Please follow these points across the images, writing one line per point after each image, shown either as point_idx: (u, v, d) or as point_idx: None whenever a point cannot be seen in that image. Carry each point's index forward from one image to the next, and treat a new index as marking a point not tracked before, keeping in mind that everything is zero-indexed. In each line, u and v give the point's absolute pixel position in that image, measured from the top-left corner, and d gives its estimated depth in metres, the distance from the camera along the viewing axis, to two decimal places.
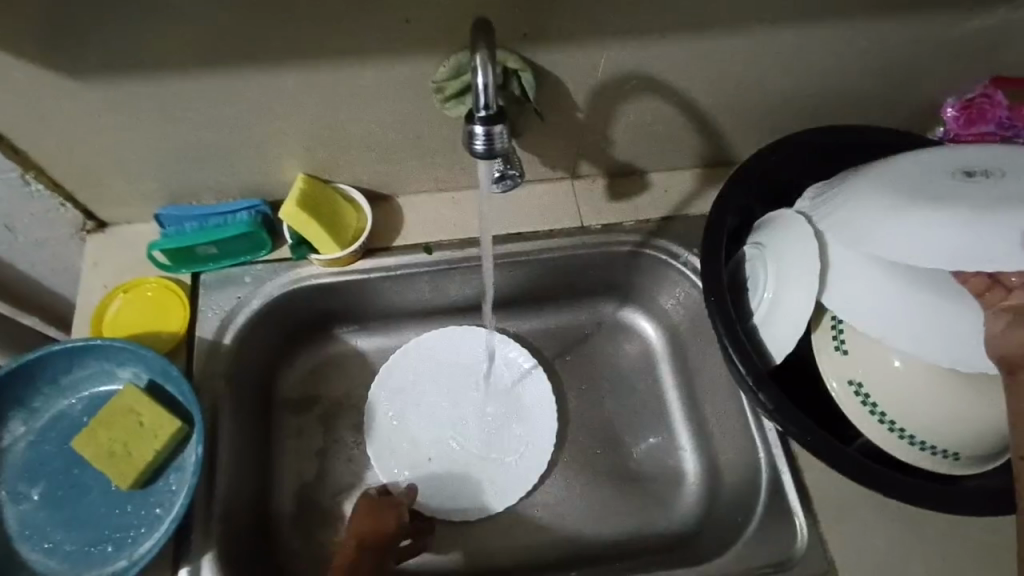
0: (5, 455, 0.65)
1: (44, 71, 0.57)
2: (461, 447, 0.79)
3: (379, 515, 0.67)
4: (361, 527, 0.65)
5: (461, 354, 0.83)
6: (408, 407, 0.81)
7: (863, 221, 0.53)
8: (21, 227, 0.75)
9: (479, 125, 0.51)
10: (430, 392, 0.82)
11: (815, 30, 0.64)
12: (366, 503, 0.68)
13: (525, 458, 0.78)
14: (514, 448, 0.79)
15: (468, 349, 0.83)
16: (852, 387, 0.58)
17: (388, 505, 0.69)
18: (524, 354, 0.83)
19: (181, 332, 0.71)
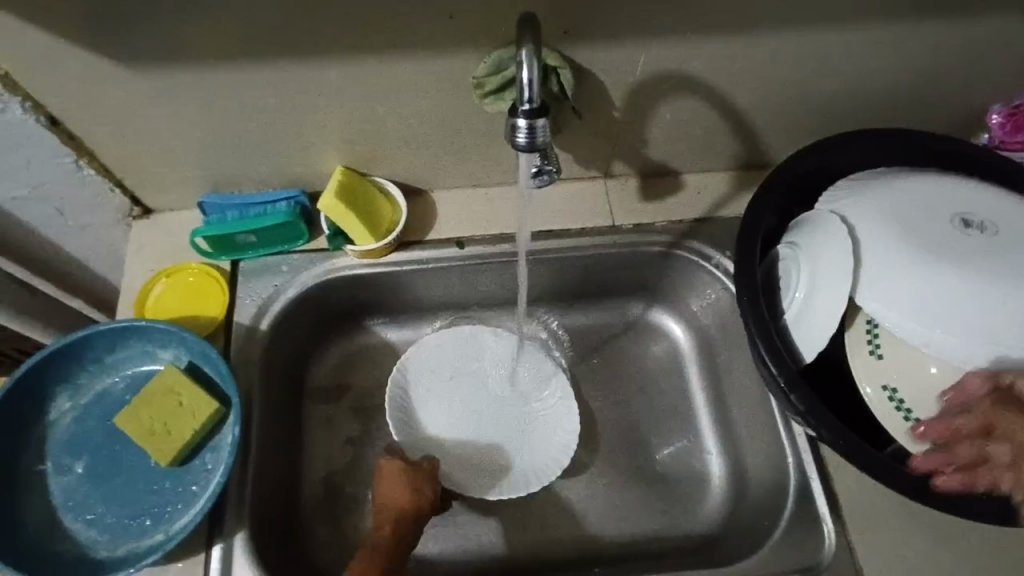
0: (51, 429, 0.67)
1: (103, 60, 0.59)
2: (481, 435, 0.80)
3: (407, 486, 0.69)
4: (392, 499, 0.68)
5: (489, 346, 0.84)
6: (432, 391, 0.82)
7: (888, 252, 0.56)
8: (72, 212, 0.77)
9: (523, 118, 0.52)
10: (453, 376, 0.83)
11: (858, 32, 0.64)
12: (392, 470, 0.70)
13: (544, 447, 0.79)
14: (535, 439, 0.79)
15: (492, 350, 0.84)
16: (886, 392, 0.58)
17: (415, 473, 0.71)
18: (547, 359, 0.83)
19: (219, 316, 0.73)
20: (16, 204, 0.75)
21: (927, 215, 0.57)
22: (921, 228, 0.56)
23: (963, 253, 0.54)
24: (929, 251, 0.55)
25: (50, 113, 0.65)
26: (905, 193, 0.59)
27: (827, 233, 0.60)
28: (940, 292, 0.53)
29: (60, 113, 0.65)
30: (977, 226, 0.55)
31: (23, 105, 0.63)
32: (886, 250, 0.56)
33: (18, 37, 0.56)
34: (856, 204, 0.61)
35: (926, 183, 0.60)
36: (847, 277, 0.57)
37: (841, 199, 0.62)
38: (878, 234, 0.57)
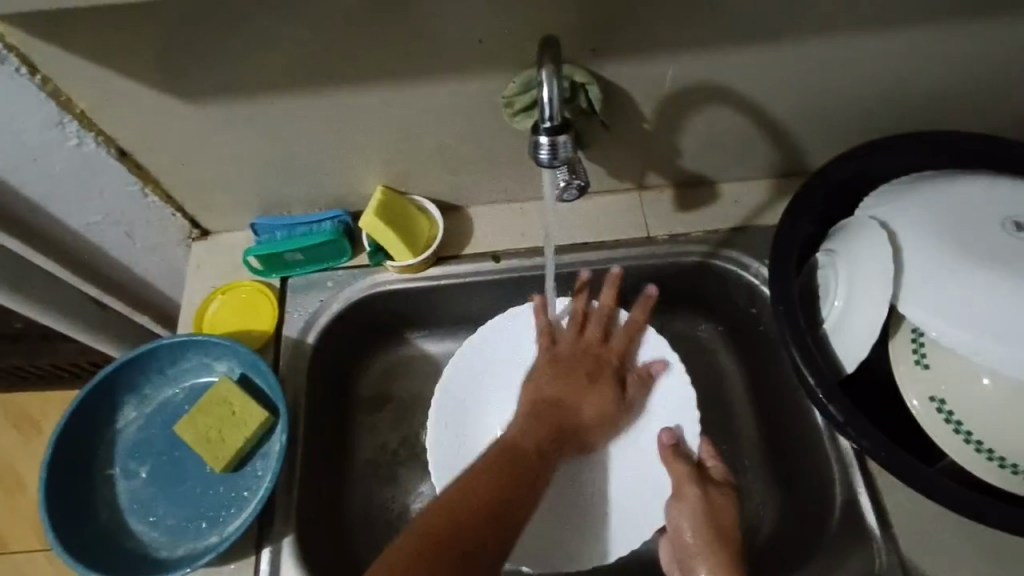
0: (119, 436, 0.73)
1: (164, 98, 0.65)
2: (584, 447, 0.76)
3: (596, 386, 0.74)
4: (541, 378, 0.74)
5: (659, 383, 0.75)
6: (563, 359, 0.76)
7: (931, 259, 0.54)
8: (139, 235, 0.84)
9: (545, 135, 0.53)
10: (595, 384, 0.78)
11: (894, 36, 0.62)
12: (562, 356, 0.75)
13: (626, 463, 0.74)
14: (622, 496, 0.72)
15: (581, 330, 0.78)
16: (934, 404, 0.55)
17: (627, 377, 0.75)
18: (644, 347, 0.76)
19: (269, 330, 0.77)
20: (90, 229, 0.81)
21: (972, 219, 0.55)
22: (965, 233, 0.54)
23: (1012, 256, 0.51)
24: (974, 258, 0.52)
25: (119, 146, 0.71)
26: (948, 199, 0.57)
27: (867, 239, 0.59)
28: (989, 300, 0.50)
29: (128, 145, 0.71)
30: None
31: (96, 139, 0.69)
32: (929, 257, 0.54)
33: (92, 80, 0.62)
34: (897, 210, 0.59)
35: (972, 187, 0.57)
36: (889, 283, 0.56)
37: (882, 205, 0.61)
38: (920, 241, 0.56)
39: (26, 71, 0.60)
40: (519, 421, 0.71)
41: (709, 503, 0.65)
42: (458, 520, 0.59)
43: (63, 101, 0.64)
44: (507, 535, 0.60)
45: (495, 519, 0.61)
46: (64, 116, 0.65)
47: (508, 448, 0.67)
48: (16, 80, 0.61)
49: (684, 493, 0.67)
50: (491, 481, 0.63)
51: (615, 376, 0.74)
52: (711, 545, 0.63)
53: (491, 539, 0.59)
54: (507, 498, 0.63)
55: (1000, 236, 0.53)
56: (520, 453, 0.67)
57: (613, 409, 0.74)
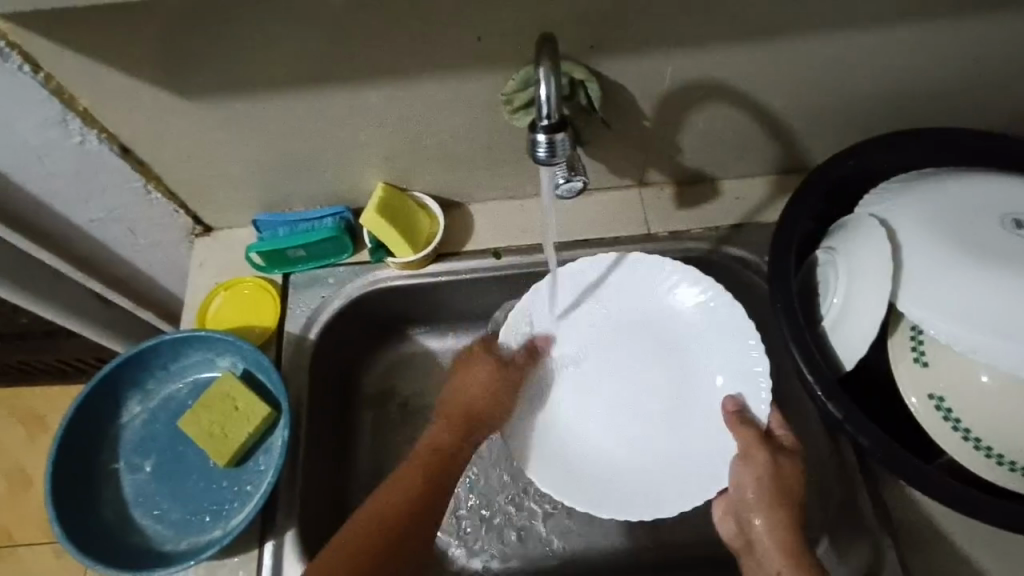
0: (124, 431, 0.73)
1: (166, 96, 0.65)
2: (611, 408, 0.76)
3: (499, 377, 0.74)
4: (461, 381, 0.74)
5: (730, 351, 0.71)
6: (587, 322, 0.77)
7: (930, 257, 0.54)
8: (142, 232, 0.84)
9: (541, 133, 0.53)
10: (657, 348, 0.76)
11: (895, 32, 0.62)
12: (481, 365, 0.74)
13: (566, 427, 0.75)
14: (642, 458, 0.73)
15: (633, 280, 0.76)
16: (933, 401, 0.55)
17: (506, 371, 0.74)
18: (710, 293, 0.72)
19: (271, 326, 0.78)
20: (93, 225, 0.82)
21: (970, 216, 0.55)
22: (963, 231, 0.54)
23: (1010, 254, 0.51)
24: (972, 254, 0.52)
25: (122, 143, 0.71)
26: (947, 196, 0.57)
27: (867, 237, 0.59)
28: (987, 297, 0.51)
29: (130, 143, 0.71)
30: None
31: (99, 137, 0.70)
32: (928, 255, 0.54)
33: (94, 78, 0.62)
34: (895, 207, 0.59)
35: (972, 184, 0.57)
36: (887, 280, 0.56)
37: (881, 202, 0.61)
38: (919, 239, 0.56)
39: (28, 69, 0.61)
40: (443, 425, 0.72)
41: (776, 470, 0.63)
42: (373, 542, 0.62)
43: (66, 98, 0.65)
44: (409, 550, 0.64)
45: (400, 536, 0.63)
46: (66, 114, 0.66)
47: (427, 453, 0.69)
48: (19, 78, 0.61)
49: (752, 457, 0.64)
50: (401, 496, 0.65)
51: (489, 358, 0.74)
52: (773, 503, 0.62)
53: (399, 554, 0.63)
54: (417, 514, 0.65)
55: (999, 233, 0.53)
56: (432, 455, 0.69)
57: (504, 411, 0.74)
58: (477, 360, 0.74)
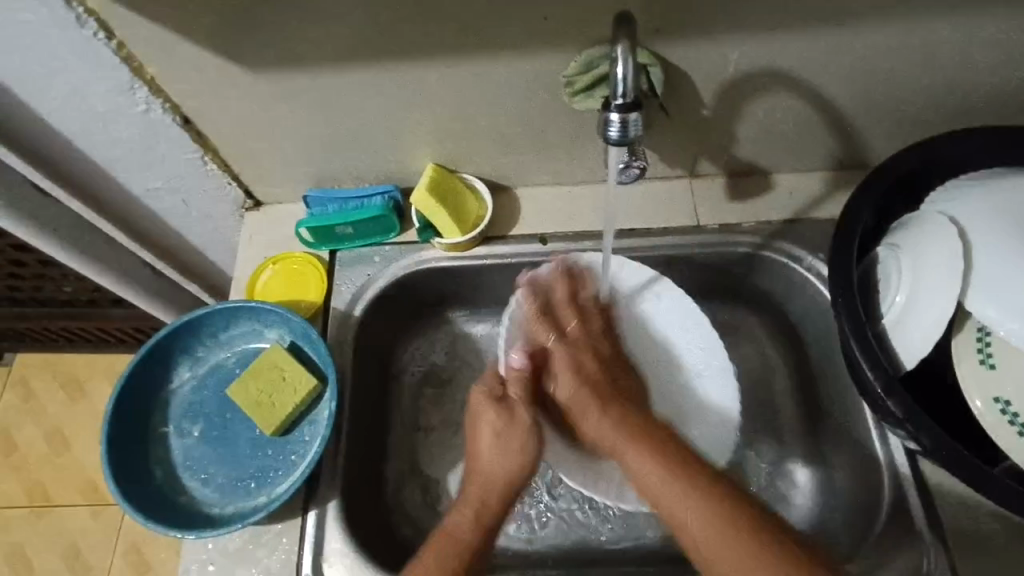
0: (174, 396, 0.75)
1: (230, 67, 0.66)
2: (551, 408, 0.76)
3: (511, 435, 0.71)
4: (482, 459, 0.71)
5: (709, 389, 0.74)
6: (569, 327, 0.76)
7: (1003, 255, 0.52)
8: (195, 203, 0.86)
9: (615, 112, 0.53)
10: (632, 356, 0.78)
11: (973, 23, 0.60)
12: (491, 425, 0.71)
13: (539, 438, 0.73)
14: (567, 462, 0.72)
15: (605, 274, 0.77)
16: (998, 405, 0.53)
17: (515, 419, 0.71)
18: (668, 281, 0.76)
19: (318, 301, 0.79)
20: (149, 195, 0.84)
21: None
22: None
23: None
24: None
25: (184, 113, 0.72)
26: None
27: (935, 235, 0.57)
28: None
29: (192, 113, 0.72)
30: None
31: (162, 106, 0.71)
32: (1001, 253, 0.53)
33: (164, 47, 0.64)
34: (965, 205, 0.57)
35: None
36: (956, 280, 0.54)
37: (950, 199, 0.59)
38: (992, 237, 0.54)
39: (103, 36, 0.62)
40: (463, 507, 0.68)
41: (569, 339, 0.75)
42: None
43: (135, 66, 0.66)
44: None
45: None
46: (134, 82, 0.67)
47: (445, 546, 0.64)
48: (92, 44, 0.62)
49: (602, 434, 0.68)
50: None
51: (495, 404, 0.71)
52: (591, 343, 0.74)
53: None
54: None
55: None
56: (455, 532, 0.66)
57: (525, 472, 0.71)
58: (486, 435, 0.71)
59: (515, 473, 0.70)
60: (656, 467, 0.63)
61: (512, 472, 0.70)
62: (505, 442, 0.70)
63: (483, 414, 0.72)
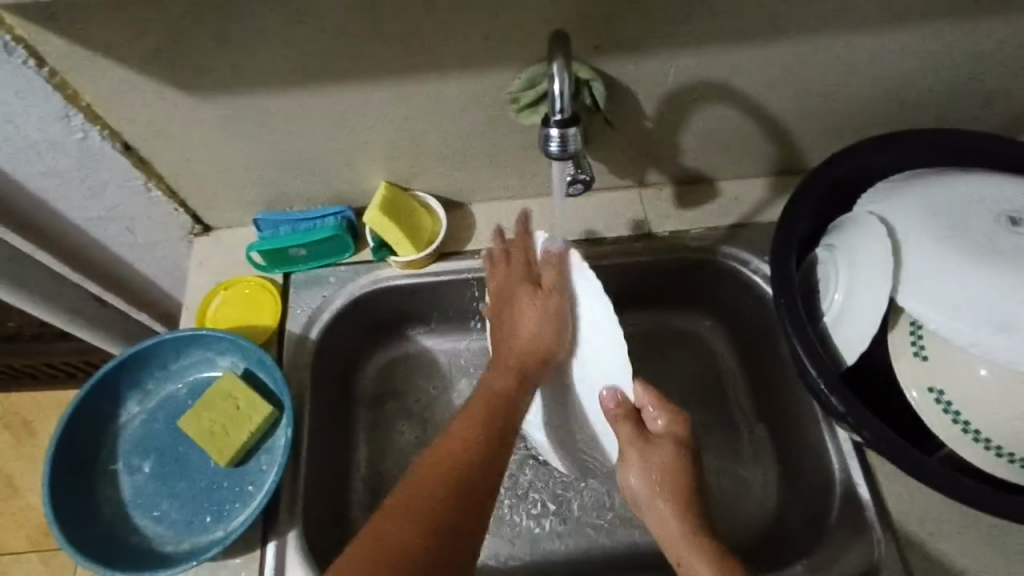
0: (122, 431, 0.73)
1: (170, 92, 0.65)
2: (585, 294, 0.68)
3: (528, 308, 0.69)
4: (515, 329, 0.69)
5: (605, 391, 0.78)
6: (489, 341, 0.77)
7: (929, 256, 0.55)
8: (141, 231, 0.84)
9: (554, 128, 0.54)
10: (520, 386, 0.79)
11: (889, 35, 0.64)
12: (529, 298, 0.69)
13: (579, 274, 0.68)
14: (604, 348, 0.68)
15: None
16: (932, 394, 0.56)
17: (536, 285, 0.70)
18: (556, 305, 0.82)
19: (272, 326, 0.77)
20: (92, 224, 0.81)
21: (964, 216, 0.56)
22: (959, 230, 0.55)
23: (1000, 253, 0.53)
24: (969, 249, 0.53)
25: (124, 140, 0.71)
26: (947, 193, 0.58)
27: (868, 236, 0.60)
28: (983, 292, 0.52)
29: (133, 140, 0.71)
30: (1008, 229, 0.54)
31: (101, 133, 0.69)
32: (929, 253, 0.55)
33: (100, 74, 0.62)
34: (892, 208, 0.60)
35: (970, 182, 0.58)
36: (886, 277, 0.57)
37: (879, 202, 0.62)
38: (918, 238, 0.57)
39: (33, 63, 0.61)
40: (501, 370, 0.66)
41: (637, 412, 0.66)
42: (452, 491, 0.54)
43: (69, 94, 0.64)
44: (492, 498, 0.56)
45: (490, 487, 0.56)
46: (69, 109, 0.66)
47: (479, 407, 0.62)
48: (22, 72, 0.61)
49: (626, 454, 0.64)
50: (474, 441, 0.58)
51: (527, 282, 0.70)
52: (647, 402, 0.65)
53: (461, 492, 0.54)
54: (484, 464, 0.57)
55: (995, 229, 0.54)
56: (489, 400, 0.63)
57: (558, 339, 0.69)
58: (524, 307, 0.69)
59: (541, 345, 0.68)
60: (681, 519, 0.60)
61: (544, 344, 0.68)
62: (541, 314, 0.69)
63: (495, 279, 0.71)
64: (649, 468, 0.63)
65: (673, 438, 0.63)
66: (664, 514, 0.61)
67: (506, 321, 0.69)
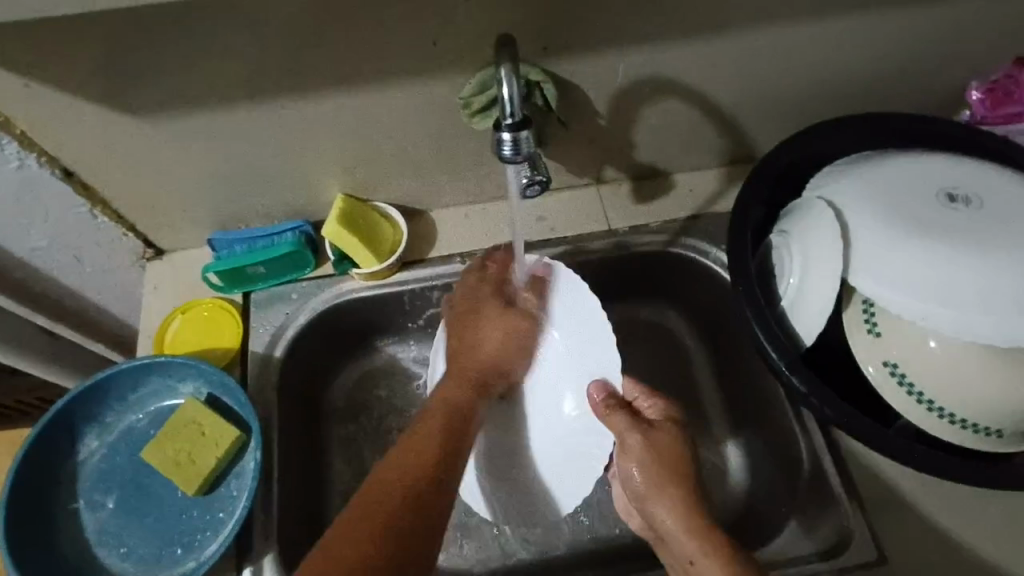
0: (82, 467, 0.70)
1: (111, 114, 0.63)
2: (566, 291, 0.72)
3: (491, 323, 0.72)
4: (478, 346, 0.71)
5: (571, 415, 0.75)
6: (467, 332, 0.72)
7: (877, 236, 0.57)
8: (89, 258, 0.81)
9: (507, 131, 0.54)
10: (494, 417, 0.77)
11: (825, 25, 0.66)
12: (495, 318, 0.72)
13: (564, 284, 0.73)
14: (585, 350, 0.73)
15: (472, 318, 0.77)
16: (888, 368, 0.59)
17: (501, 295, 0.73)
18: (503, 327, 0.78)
19: (234, 347, 0.76)
20: (36, 255, 0.78)
21: (907, 196, 0.58)
22: (903, 209, 0.58)
23: (940, 230, 0.55)
24: (912, 229, 0.56)
25: (64, 166, 0.68)
26: (889, 176, 0.61)
27: (819, 219, 0.61)
28: (930, 268, 0.54)
29: (73, 165, 0.68)
30: (945, 207, 0.57)
31: (39, 160, 0.66)
32: (877, 232, 0.57)
33: (32, 98, 0.60)
34: (840, 190, 0.62)
35: (911, 164, 0.61)
36: (837, 259, 0.59)
37: (826, 184, 0.64)
38: (866, 219, 0.59)
39: None
40: (454, 382, 0.68)
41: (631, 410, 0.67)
42: (406, 503, 0.55)
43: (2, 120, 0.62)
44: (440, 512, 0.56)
45: (438, 491, 0.57)
46: (3, 136, 0.63)
47: (437, 417, 0.64)
48: None
49: (628, 445, 0.64)
50: (434, 438, 0.61)
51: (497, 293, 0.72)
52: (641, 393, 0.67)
53: (421, 509, 0.55)
54: (434, 480, 0.58)
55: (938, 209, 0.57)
56: (451, 410, 0.65)
57: (518, 352, 0.74)
58: (493, 317, 0.72)
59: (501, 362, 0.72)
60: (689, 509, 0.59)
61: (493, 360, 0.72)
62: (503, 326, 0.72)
63: (462, 289, 0.73)
64: (651, 453, 0.62)
65: (669, 420, 0.65)
66: (668, 504, 0.60)
67: (461, 332, 0.71)
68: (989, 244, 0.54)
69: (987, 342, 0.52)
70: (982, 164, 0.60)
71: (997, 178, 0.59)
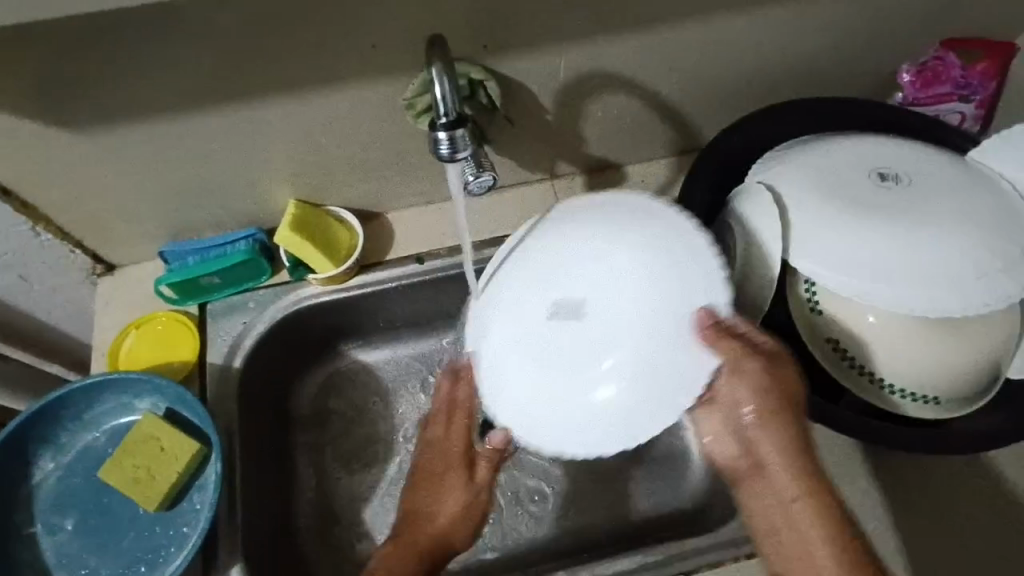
0: (38, 490, 0.68)
1: (45, 130, 0.61)
2: (653, 237, 0.55)
3: (449, 484, 0.64)
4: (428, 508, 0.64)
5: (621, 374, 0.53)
6: (429, 488, 0.64)
7: (816, 217, 0.59)
8: (36, 277, 0.79)
9: (442, 131, 0.54)
10: (515, 339, 0.56)
11: (757, 16, 0.68)
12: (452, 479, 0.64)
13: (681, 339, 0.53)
14: (658, 327, 0.53)
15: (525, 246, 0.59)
16: (831, 345, 0.61)
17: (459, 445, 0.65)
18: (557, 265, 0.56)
19: (192, 359, 0.75)
20: None
21: (842, 178, 0.60)
22: (839, 191, 0.60)
23: (874, 210, 0.57)
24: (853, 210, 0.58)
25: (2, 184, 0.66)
26: (827, 159, 0.62)
27: (761, 203, 0.62)
28: (869, 248, 0.56)
29: (11, 182, 0.67)
30: (878, 187, 0.59)
31: None
32: (818, 215, 0.59)
33: None
34: (780, 174, 0.63)
35: (847, 147, 0.63)
36: (778, 241, 0.60)
37: (767, 169, 0.65)
38: (805, 202, 0.60)
39: None
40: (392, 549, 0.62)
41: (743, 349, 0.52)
42: None
43: None
44: None
45: None
46: None
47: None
48: None
49: (742, 370, 0.52)
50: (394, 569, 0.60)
51: (471, 453, 0.65)
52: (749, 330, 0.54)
53: None
54: None
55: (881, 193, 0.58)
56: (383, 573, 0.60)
57: (473, 508, 0.64)
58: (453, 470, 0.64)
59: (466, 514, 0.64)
60: (804, 457, 0.52)
61: (460, 517, 0.63)
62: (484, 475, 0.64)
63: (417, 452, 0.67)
64: (760, 394, 0.52)
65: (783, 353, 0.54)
66: (774, 446, 0.52)
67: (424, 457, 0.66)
68: (919, 221, 0.56)
69: (919, 313, 0.55)
70: (909, 143, 0.63)
71: (923, 156, 0.61)
